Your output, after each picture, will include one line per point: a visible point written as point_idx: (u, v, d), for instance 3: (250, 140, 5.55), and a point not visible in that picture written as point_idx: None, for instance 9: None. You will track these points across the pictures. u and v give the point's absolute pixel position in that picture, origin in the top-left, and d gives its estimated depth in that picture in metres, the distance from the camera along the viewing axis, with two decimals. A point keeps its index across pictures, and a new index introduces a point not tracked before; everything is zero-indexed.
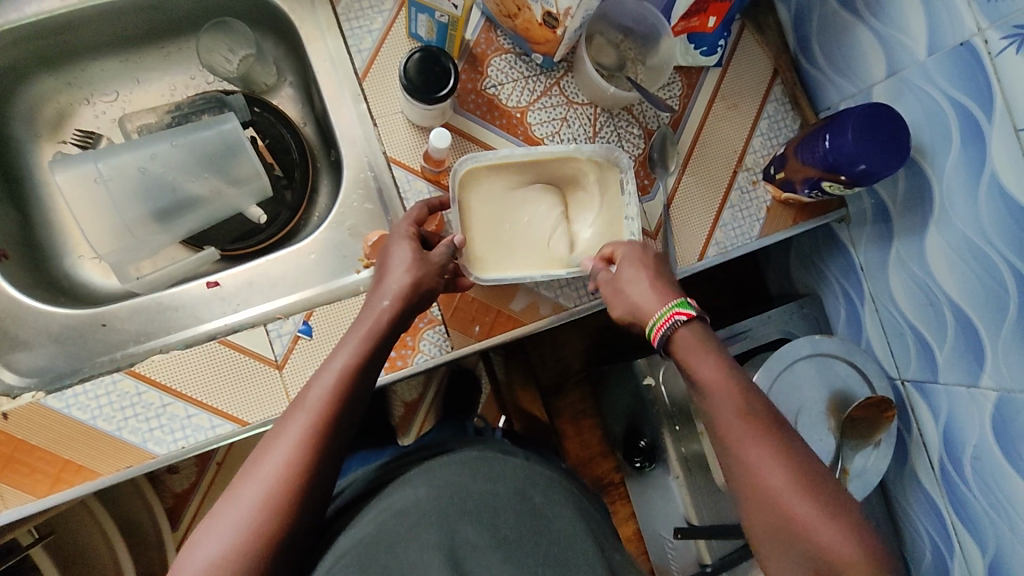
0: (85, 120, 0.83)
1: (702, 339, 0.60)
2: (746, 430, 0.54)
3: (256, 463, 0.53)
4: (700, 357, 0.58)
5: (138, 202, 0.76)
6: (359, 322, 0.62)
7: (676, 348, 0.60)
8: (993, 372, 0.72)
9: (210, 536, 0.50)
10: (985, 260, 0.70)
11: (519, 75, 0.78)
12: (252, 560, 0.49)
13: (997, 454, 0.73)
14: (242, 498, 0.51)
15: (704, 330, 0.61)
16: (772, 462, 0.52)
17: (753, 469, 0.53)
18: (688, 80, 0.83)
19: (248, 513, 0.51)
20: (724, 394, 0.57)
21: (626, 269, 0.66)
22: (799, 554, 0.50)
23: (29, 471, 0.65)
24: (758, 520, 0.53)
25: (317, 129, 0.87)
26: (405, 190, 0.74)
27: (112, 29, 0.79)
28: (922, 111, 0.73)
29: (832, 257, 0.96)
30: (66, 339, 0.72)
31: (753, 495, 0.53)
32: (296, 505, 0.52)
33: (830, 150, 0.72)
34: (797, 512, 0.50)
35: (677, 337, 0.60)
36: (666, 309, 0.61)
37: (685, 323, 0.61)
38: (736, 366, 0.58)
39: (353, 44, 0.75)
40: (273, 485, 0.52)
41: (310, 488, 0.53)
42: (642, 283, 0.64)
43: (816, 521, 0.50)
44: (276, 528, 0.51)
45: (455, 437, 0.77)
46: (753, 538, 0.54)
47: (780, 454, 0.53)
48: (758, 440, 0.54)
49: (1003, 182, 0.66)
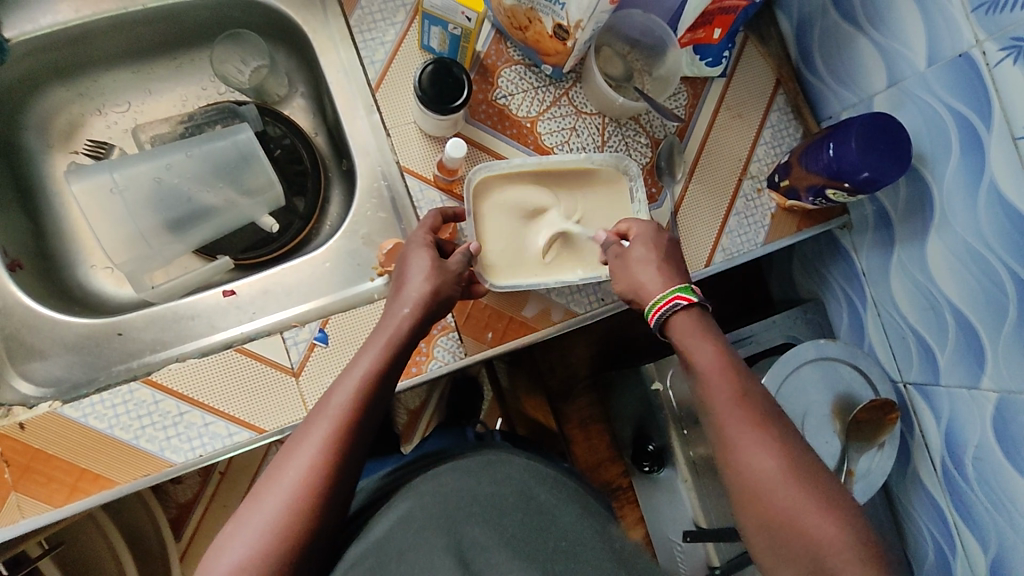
0: (97, 130, 0.84)
1: (699, 324, 0.62)
2: (740, 418, 0.57)
3: (280, 468, 0.54)
4: (694, 337, 0.61)
5: (153, 212, 0.77)
6: (379, 330, 0.63)
7: (675, 330, 0.63)
8: (994, 374, 0.74)
9: (235, 540, 0.51)
10: (985, 265, 0.72)
11: (529, 85, 0.80)
12: (278, 562, 0.51)
13: (999, 454, 0.75)
14: (267, 503, 0.52)
15: (702, 315, 0.63)
16: (766, 453, 0.55)
17: (751, 461, 0.55)
18: (694, 90, 0.84)
19: (273, 518, 0.52)
20: (721, 384, 0.59)
21: (637, 251, 0.66)
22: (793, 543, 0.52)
23: (46, 480, 0.65)
24: (750, 513, 0.55)
25: (328, 139, 0.88)
26: (418, 199, 0.75)
27: (125, 40, 0.80)
28: (922, 120, 0.75)
29: (834, 263, 0.98)
30: (82, 348, 0.72)
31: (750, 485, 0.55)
32: (320, 510, 0.53)
33: (834, 159, 0.74)
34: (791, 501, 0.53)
35: (675, 319, 0.63)
36: (668, 292, 0.63)
37: (684, 309, 0.62)
38: (731, 354, 0.61)
39: (366, 56, 0.75)
40: (298, 491, 0.52)
41: (334, 493, 0.54)
42: (651, 270, 0.65)
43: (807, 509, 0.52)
44: (302, 532, 0.52)
45: (460, 442, 0.78)
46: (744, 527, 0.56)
47: (772, 445, 0.56)
48: (755, 431, 0.56)
49: (1002, 191, 0.68)
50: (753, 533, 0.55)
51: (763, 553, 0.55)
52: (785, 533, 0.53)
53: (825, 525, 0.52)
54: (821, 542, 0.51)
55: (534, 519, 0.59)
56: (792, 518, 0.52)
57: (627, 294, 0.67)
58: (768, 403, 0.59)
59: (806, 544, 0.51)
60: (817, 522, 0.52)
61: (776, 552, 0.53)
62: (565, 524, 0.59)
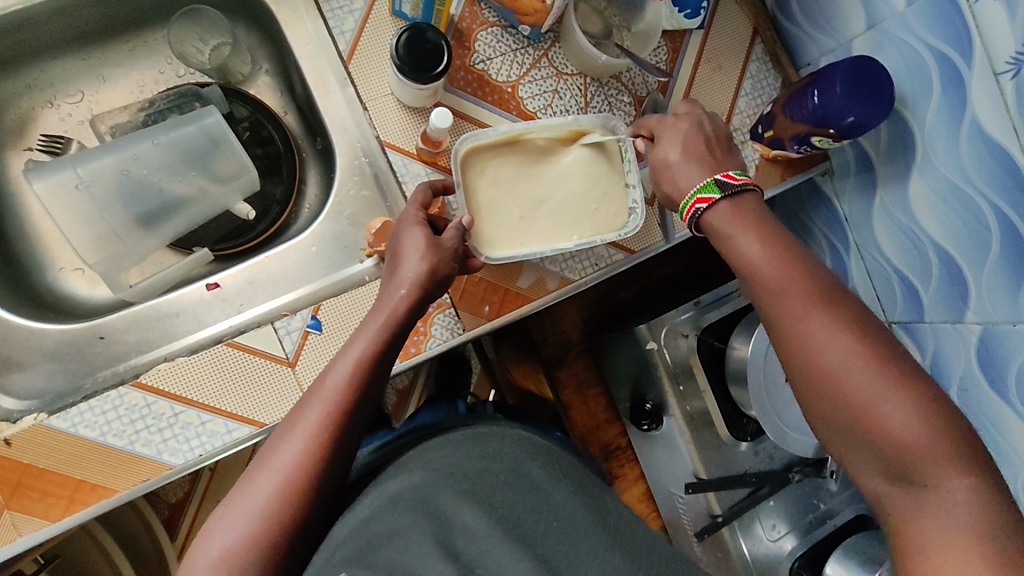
0: (50, 124, 0.78)
1: (739, 216, 0.61)
2: (802, 307, 0.55)
3: (273, 450, 0.53)
4: (739, 232, 0.60)
5: (122, 207, 0.73)
6: (375, 310, 0.61)
7: (713, 233, 0.63)
8: (977, 307, 0.76)
9: (226, 523, 0.50)
10: (967, 202, 0.74)
11: (507, 48, 0.77)
12: (271, 546, 0.50)
13: (983, 384, 0.78)
14: (261, 486, 0.51)
15: (735, 203, 0.62)
16: (832, 335, 0.53)
17: (812, 344, 0.54)
18: (673, 44, 0.83)
19: (264, 502, 0.51)
20: (771, 270, 0.58)
21: (663, 147, 0.68)
22: (861, 426, 0.51)
23: (41, 495, 0.62)
24: (816, 401, 0.54)
25: (299, 118, 0.84)
26: (402, 174, 0.72)
27: (72, 24, 0.74)
28: (903, 62, 0.76)
29: (816, 211, 0.99)
30: (64, 356, 0.69)
31: (813, 370, 0.54)
32: (312, 493, 0.52)
33: (819, 106, 0.73)
34: (857, 385, 0.51)
35: (710, 217, 0.63)
36: (689, 197, 0.64)
37: (710, 208, 0.63)
38: (782, 242, 0.60)
39: (334, 26, 0.72)
40: (291, 474, 0.52)
41: (329, 472, 0.53)
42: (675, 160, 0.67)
43: (874, 392, 0.50)
44: (295, 515, 0.51)
45: (450, 415, 0.78)
46: (813, 413, 0.55)
47: (837, 326, 0.54)
48: (825, 315, 0.54)
49: (983, 128, 0.69)
50: (819, 421, 0.54)
51: (835, 441, 0.54)
52: (853, 417, 0.51)
53: (904, 414, 0.49)
54: (898, 434, 0.49)
55: (554, 491, 0.60)
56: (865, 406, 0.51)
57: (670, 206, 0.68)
58: (832, 283, 0.57)
59: (881, 432, 0.50)
60: (888, 408, 0.50)
61: (847, 438, 0.52)
62: (561, 501, 0.58)
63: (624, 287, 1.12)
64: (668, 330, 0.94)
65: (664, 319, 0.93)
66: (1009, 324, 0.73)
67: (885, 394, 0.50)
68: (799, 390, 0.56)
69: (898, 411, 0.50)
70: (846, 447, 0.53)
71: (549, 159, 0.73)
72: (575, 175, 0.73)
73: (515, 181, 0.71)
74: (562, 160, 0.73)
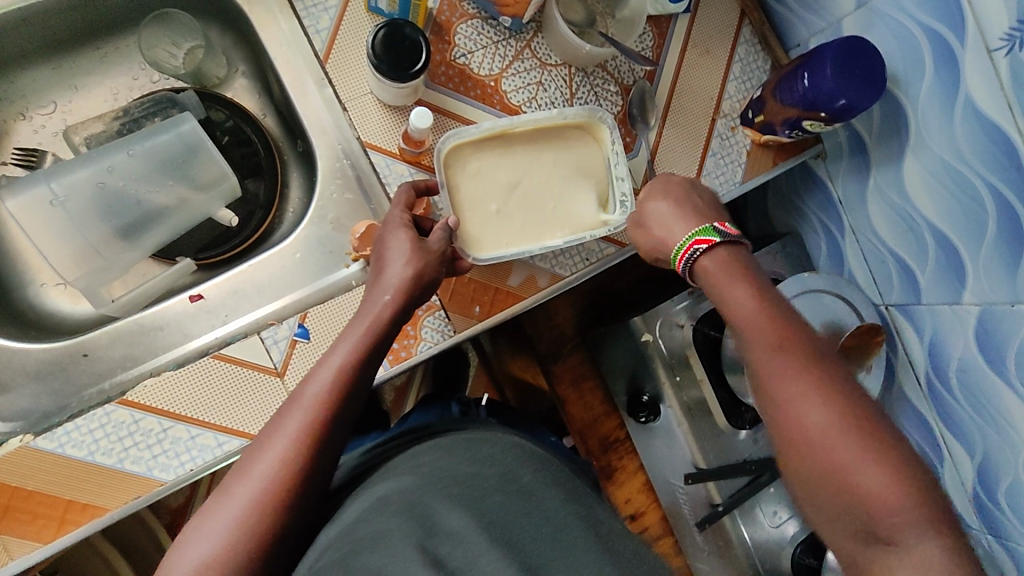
0: (23, 137, 0.76)
1: (733, 264, 0.60)
2: (787, 364, 0.54)
3: (251, 460, 0.52)
4: (735, 283, 0.59)
5: (99, 220, 0.71)
6: (360, 315, 0.60)
7: (704, 278, 0.61)
8: (974, 288, 0.75)
9: (202, 532, 0.49)
10: (963, 181, 0.72)
11: (488, 40, 0.75)
12: (246, 558, 0.48)
13: (982, 365, 0.77)
14: (236, 496, 0.50)
15: (733, 251, 0.61)
16: (814, 399, 0.52)
17: (795, 407, 0.53)
18: (659, 29, 0.81)
19: (242, 510, 0.49)
20: (760, 326, 0.57)
21: (653, 202, 0.67)
22: (842, 494, 0.50)
23: (31, 517, 0.62)
24: (796, 462, 0.53)
25: (278, 120, 0.82)
26: (386, 175, 0.70)
27: (40, 33, 0.72)
28: (894, 40, 0.74)
29: (811, 194, 0.97)
30: (48, 375, 0.67)
31: (794, 434, 0.53)
32: (291, 501, 0.51)
33: (809, 89, 0.72)
34: (840, 452, 0.50)
35: (704, 263, 0.61)
36: (687, 238, 0.62)
37: (707, 250, 0.61)
38: (772, 296, 0.59)
39: (309, 25, 0.69)
40: (270, 482, 0.50)
41: (311, 481, 0.52)
42: (666, 213, 0.66)
43: (857, 460, 0.50)
44: (272, 523, 0.50)
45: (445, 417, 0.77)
46: (790, 477, 0.54)
47: (819, 389, 0.53)
48: (808, 380, 0.53)
49: (977, 105, 0.68)
50: (798, 483, 0.53)
51: (812, 506, 0.53)
52: (834, 484, 0.50)
53: (885, 480, 0.49)
54: (879, 499, 0.48)
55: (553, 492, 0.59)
56: (848, 470, 0.50)
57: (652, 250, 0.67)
58: (814, 344, 0.56)
59: (862, 497, 0.49)
60: (871, 477, 0.49)
61: (826, 506, 0.51)
62: (552, 506, 0.58)
63: (619, 278, 1.10)
64: (663, 321, 0.94)
65: (658, 311, 0.94)
66: (1006, 304, 0.72)
67: (867, 460, 0.49)
68: (777, 451, 0.55)
69: (880, 477, 0.49)
70: (823, 514, 0.51)
71: (537, 155, 0.72)
72: (562, 172, 0.72)
73: (506, 178, 0.70)
74: (549, 156, 0.72)
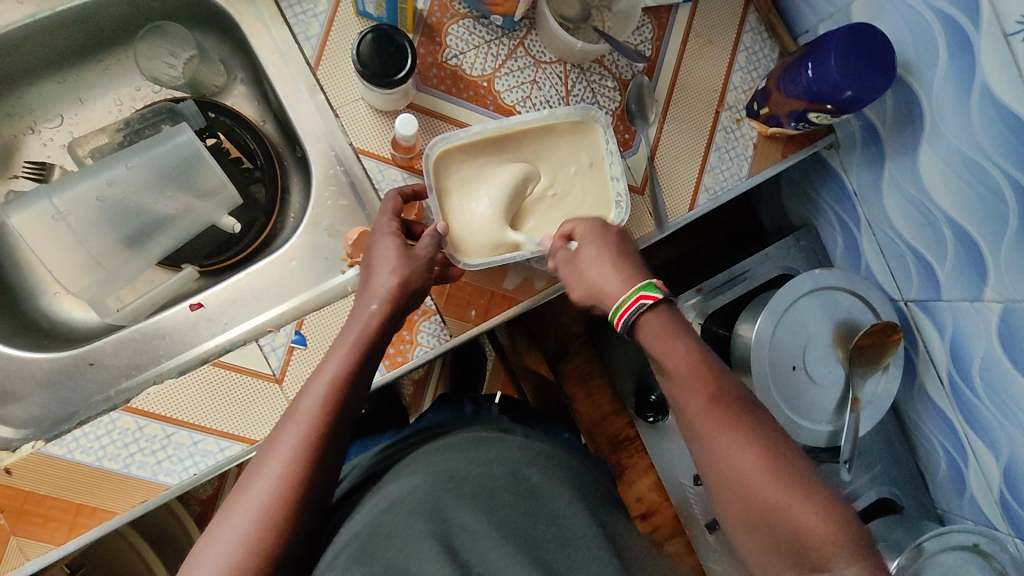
0: (33, 151, 0.79)
1: (667, 325, 0.60)
2: (718, 415, 0.56)
3: (251, 478, 0.52)
4: (670, 345, 0.59)
5: (104, 231, 0.73)
6: (348, 326, 0.60)
7: (641, 333, 0.61)
8: (996, 284, 0.71)
9: (207, 554, 0.49)
10: (981, 173, 0.68)
11: (480, 40, 0.74)
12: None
13: (1006, 364, 0.73)
14: (239, 516, 0.50)
15: (671, 311, 0.61)
16: (743, 447, 0.54)
17: (725, 455, 0.55)
18: (658, 21, 0.78)
19: (245, 530, 0.50)
20: (691, 378, 0.58)
21: (587, 250, 0.64)
22: (778, 534, 0.52)
23: (43, 521, 0.64)
24: (734, 509, 0.55)
25: (277, 126, 0.82)
26: (379, 180, 0.71)
27: (43, 50, 0.74)
28: (905, 24, 0.70)
29: (824, 185, 0.94)
30: (57, 384, 0.70)
31: (729, 481, 0.54)
32: (294, 517, 0.51)
33: (814, 80, 0.69)
34: (773, 495, 0.52)
35: (643, 321, 0.60)
36: (630, 294, 0.60)
37: (651, 307, 0.60)
38: (700, 344, 0.60)
39: (299, 32, 0.70)
40: (271, 499, 0.51)
41: (311, 495, 0.53)
42: (605, 267, 0.63)
43: (787, 502, 0.52)
44: (277, 544, 0.50)
45: (452, 417, 0.76)
46: (728, 522, 0.56)
47: (743, 437, 0.55)
48: (735, 432, 0.55)
49: (995, 92, 0.64)
50: (738, 528, 0.55)
51: (750, 550, 0.55)
52: (771, 524, 0.52)
53: (815, 519, 0.51)
54: (812, 539, 0.51)
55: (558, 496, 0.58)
56: (780, 514, 0.52)
57: (586, 298, 0.65)
58: (745, 399, 0.57)
59: (793, 536, 0.51)
60: (800, 514, 0.51)
61: (764, 548, 0.53)
62: (556, 509, 0.57)
63: None
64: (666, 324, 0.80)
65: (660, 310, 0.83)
66: None
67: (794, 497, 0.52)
68: (718, 499, 0.56)
69: (810, 516, 0.51)
70: (757, 552, 0.54)
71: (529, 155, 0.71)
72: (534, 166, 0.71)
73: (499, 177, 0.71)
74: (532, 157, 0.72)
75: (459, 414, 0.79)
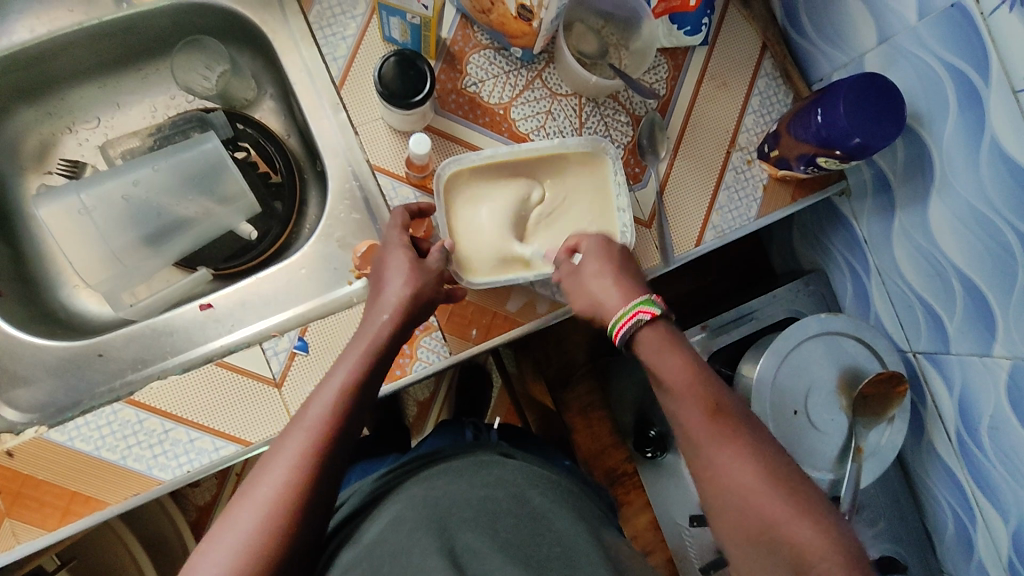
0: (69, 149, 0.83)
1: (664, 337, 0.61)
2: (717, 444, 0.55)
3: (255, 482, 0.52)
4: (668, 358, 0.59)
5: (125, 229, 0.76)
6: (358, 337, 0.61)
7: (638, 346, 0.61)
8: (1005, 341, 0.70)
9: (208, 558, 0.49)
10: (990, 227, 0.68)
11: (499, 70, 0.77)
12: None
13: (1014, 422, 0.71)
14: (241, 519, 0.50)
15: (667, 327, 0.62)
16: (742, 463, 0.54)
17: (726, 471, 0.54)
18: (674, 61, 0.80)
19: (247, 534, 0.49)
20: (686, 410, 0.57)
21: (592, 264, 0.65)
22: (773, 550, 0.51)
23: (37, 505, 0.65)
24: (729, 525, 0.53)
25: (301, 140, 0.86)
26: (392, 197, 0.74)
27: (88, 56, 0.79)
28: (916, 77, 0.71)
29: (834, 231, 0.94)
30: (64, 372, 0.72)
31: (723, 493, 0.54)
32: (297, 524, 0.51)
33: (823, 125, 0.70)
34: (769, 511, 0.51)
35: (640, 334, 0.61)
36: (630, 308, 0.61)
37: (649, 322, 0.61)
38: (698, 362, 0.60)
39: (328, 53, 0.74)
40: (273, 505, 0.50)
41: (311, 504, 0.52)
42: (607, 279, 0.64)
43: (786, 516, 0.51)
44: (275, 554, 0.50)
45: (455, 443, 0.75)
46: (724, 539, 0.54)
47: (742, 454, 0.54)
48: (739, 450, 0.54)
49: (1004, 147, 0.64)
50: (736, 549, 0.53)
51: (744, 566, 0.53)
52: (764, 539, 0.51)
53: (806, 532, 0.50)
54: (809, 556, 0.49)
55: (547, 518, 0.57)
56: (780, 530, 0.50)
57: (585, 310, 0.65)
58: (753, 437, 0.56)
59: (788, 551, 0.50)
60: (798, 532, 0.50)
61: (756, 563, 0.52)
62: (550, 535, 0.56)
63: None
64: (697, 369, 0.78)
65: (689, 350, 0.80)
66: None
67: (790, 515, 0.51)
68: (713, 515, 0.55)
69: (805, 532, 0.50)
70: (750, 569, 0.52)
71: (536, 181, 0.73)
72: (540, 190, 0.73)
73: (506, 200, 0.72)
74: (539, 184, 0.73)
75: (460, 440, 0.78)
